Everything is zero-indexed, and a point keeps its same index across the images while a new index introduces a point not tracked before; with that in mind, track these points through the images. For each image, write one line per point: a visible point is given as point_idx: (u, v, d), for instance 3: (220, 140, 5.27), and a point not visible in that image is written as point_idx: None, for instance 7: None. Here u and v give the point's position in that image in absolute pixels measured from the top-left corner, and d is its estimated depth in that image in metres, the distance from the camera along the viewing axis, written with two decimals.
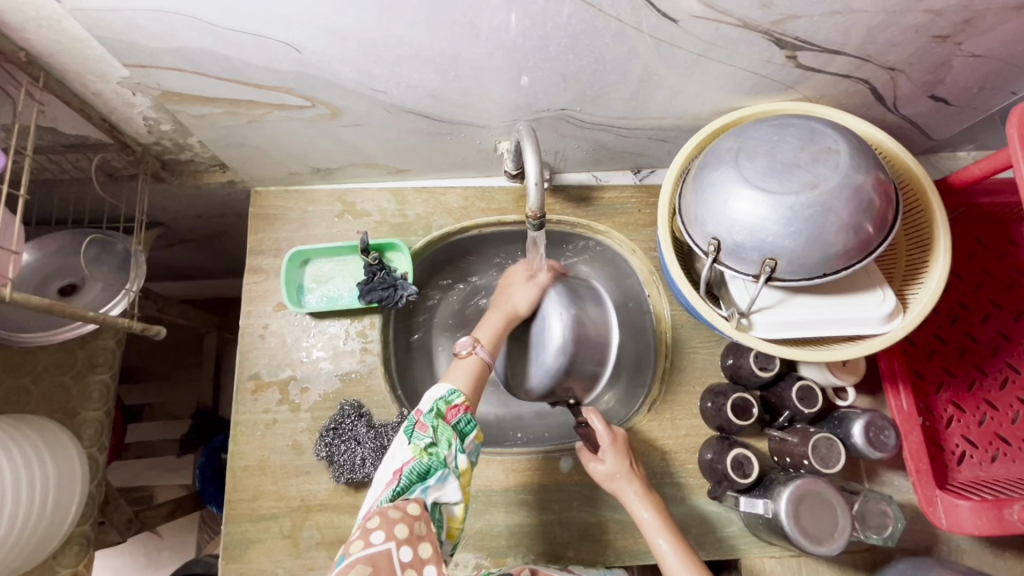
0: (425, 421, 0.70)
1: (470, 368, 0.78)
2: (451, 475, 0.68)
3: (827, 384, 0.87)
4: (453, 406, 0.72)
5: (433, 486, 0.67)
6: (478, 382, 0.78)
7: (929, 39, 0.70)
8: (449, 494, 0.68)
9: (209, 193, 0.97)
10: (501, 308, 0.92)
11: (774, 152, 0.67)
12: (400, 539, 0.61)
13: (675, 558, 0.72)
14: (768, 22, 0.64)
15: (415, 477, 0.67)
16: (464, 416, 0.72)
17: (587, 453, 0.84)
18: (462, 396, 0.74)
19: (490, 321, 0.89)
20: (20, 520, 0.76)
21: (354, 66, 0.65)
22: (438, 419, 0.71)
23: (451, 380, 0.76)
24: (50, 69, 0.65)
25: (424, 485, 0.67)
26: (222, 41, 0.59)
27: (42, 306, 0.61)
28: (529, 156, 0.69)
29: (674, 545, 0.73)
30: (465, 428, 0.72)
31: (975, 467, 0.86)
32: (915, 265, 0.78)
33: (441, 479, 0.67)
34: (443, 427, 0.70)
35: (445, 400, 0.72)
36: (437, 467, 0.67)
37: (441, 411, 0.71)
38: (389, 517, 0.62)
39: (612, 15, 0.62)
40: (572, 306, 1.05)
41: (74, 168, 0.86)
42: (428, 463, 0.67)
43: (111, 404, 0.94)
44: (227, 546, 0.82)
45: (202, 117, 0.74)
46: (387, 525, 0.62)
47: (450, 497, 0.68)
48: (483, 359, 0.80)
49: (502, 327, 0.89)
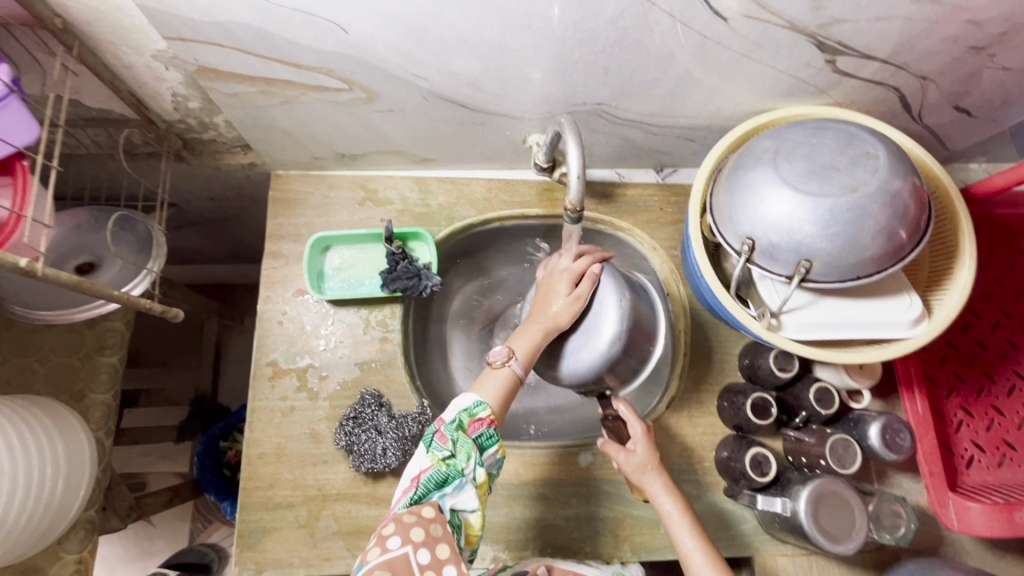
0: (446, 433, 0.67)
1: (500, 382, 0.72)
2: (468, 485, 0.66)
3: (843, 386, 0.88)
4: (476, 420, 0.68)
5: (451, 493, 0.65)
6: (506, 399, 0.72)
7: (965, 50, 0.71)
8: (466, 502, 0.66)
9: (227, 174, 0.95)
10: (537, 321, 0.77)
11: (813, 155, 0.67)
12: (416, 542, 0.60)
13: (700, 555, 0.71)
14: (815, 25, 0.65)
15: (433, 485, 0.65)
16: (486, 432, 0.68)
17: (614, 445, 0.80)
18: (487, 408, 0.69)
19: (526, 335, 0.76)
20: (29, 504, 0.74)
21: (399, 50, 0.64)
22: (459, 431, 0.67)
23: (479, 391, 0.72)
24: (84, 38, 0.63)
25: (441, 492, 0.65)
26: (270, 18, 0.58)
27: (69, 281, 0.60)
28: (571, 148, 0.69)
29: (699, 541, 0.72)
30: (486, 443, 0.69)
31: (983, 471, 0.88)
32: (939, 271, 0.79)
33: (459, 487, 0.65)
34: (462, 439, 0.67)
35: (468, 413, 0.68)
36: (455, 476, 0.65)
37: (464, 423, 0.68)
38: (405, 522, 0.61)
39: (666, 10, 0.62)
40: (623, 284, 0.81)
41: (92, 143, 0.84)
42: (446, 472, 0.65)
43: (119, 387, 0.91)
44: (241, 534, 0.81)
45: (235, 95, 0.72)
46: (403, 529, 0.60)
47: (466, 505, 0.67)
48: (517, 375, 0.73)
49: (540, 342, 0.76)
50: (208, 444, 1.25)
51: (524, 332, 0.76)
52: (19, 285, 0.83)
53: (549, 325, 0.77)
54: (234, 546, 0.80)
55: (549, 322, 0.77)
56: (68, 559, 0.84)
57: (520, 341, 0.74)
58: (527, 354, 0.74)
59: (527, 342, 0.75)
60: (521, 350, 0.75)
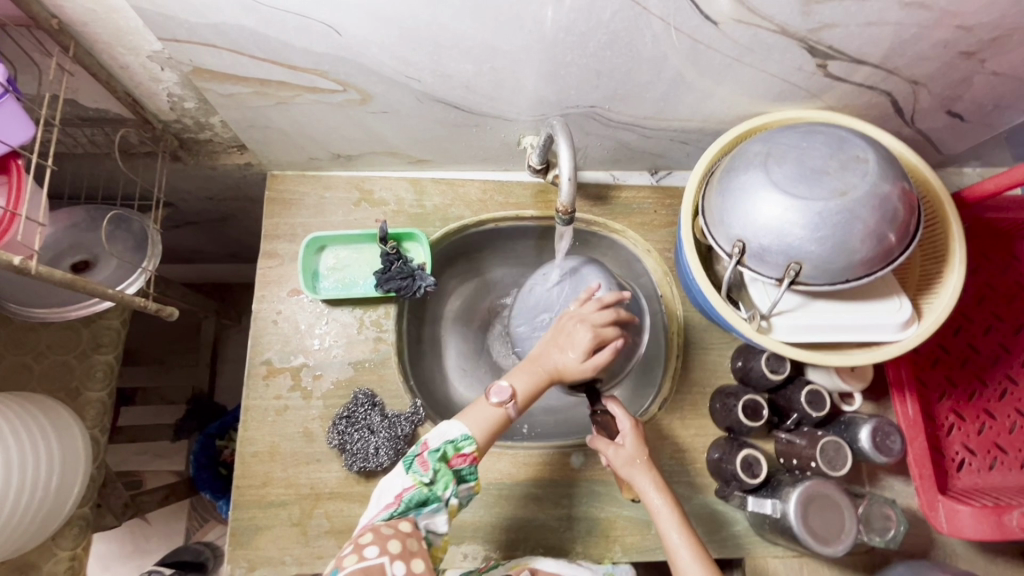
0: (428, 459, 0.67)
1: (492, 418, 0.71)
2: (443, 509, 0.68)
3: (834, 389, 0.89)
4: (459, 454, 0.68)
5: (426, 514, 0.67)
6: (494, 435, 0.72)
7: (955, 55, 0.72)
8: (439, 524, 0.67)
9: (224, 174, 0.96)
10: (541, 362, 0.76)
11: (803, 158, 0.67)
12: (393, 553, 0.61)
13: (687, 554, 0.72)
14: (805, 30, 0.66)
15: (411, 505, 0.66)
16: (467, 468, 0.69)
17: (602, 441, 0.80)
18: (474, 444, 0.69)
19: (531, 377, 0.74)
20: (23, 502, 0.75)
21: (392, 52, 0.65)
22: (442, 461, 0.68)
23: (467, 418, 0.71)
24: (79, 38, 0.64)
25: (418, 511, 0.67)
26: (264, 20, 0.58)
27: (64, 280, 0.60)
28: (563, 151, 0.69)
29: (687, 539, 0.73)
30: (466, 474, 0.70)
31: (973, 474, 0.88)
32: (930, 275, 0.80)
33: (435, 510, 0.67)
34: (444, 469, 0.68)
35: (454, 446, 0.68)
36: (433, 500, 0.67)
37: (447, 454, 0.68)
38: (383, 533, 0.62)
39: (657, 14, 0.62)
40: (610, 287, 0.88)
41: (89, 142, 0.84)
42: (425, 496, 0.66)
43: (114, 385, 0.92)
44: (234, 532, 0.81)
45: (230, 96, 0.73)
46: (381, 540, 0.61)
47: (438, 528, 0.68)
48: (509, 416, 0.72)
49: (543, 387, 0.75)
50: (204, 442, 1.25)
51: (526, 370, 0.75)
52: (17, 286, 0.82)
53: (552, 373, 0.75)
54: (227, 544, 0.81)
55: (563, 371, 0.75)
56: (61, 556, 0.84)
57: (521, 380, 0.73)
58: (525, 397, 0.73)
59: (528, 381, 0.73)
60: (521, 391, 0.73)
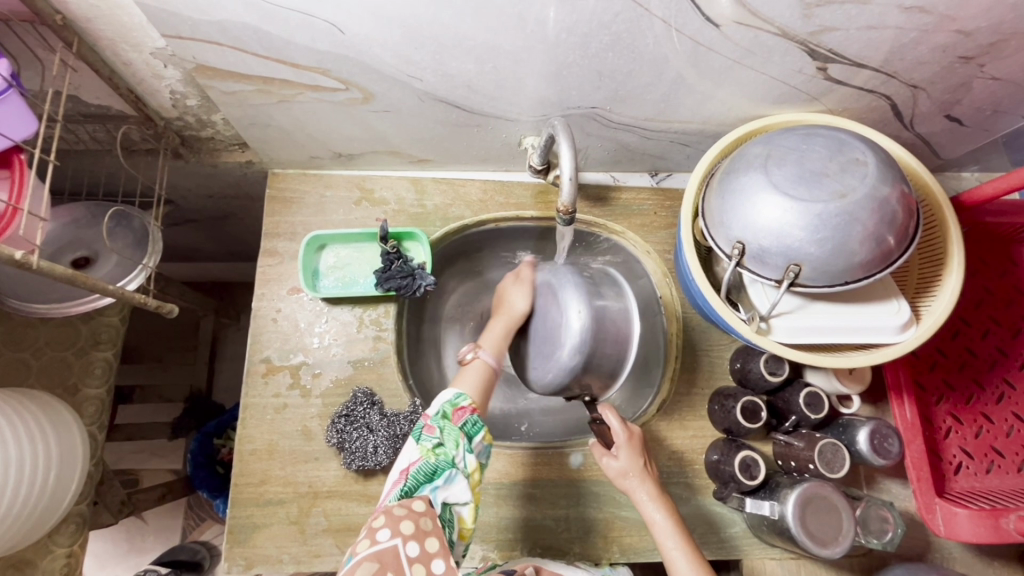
0: (432, 423, 0.70)
1: (478, 374, 0.77)
2: (458, 475, 0.68)
3: (833, 391, 0.89)
4: (459, 408, 0.71)
5: (442, 486, 0.66)
6: (485, 388, 0.77)
7: (954, 59, 0.72)
8: (457, 494, 0.67)
9: (225, 172, 0.96)
10: (501, 318, 0.85)
11: (803, 161, 0.68)
12: (405, 534, 0.60)
13: (684, 562, 0.72)
14: (806, 33, 0.66)
15: (423, 477, 0.66)
16: (471, 419, 0.70)
17: (599, 449, 0.81)
18: (468, 399, 0.73)
19: (490, 333, 0.84)
20: (20, 498, 0.74)
21: (395, 51, 0.65)
22: (445, 419, 0.70)
23: (460, 384, 0.75)
24: (83, 34, 0.64)
25: (432, 485, 0.66)
26: (267, 17, 0.59)
27: (65, 275, 0.60)
28: (564, 150, 0.69)
29: (686, 551, 0.73)
30: (473, 430, 0.71)
31: (970, 477, 0.89)
32: (928, 278, 0.80)
33: (449, 478, 0.67)
34: (450, 427, 0.69)
35: (451, 402, 0.71)
36: (445, 467, 0.67)
37: (448, 412, 0.70)
38: (394, 515, 0.61)
39: (659, 16, 0.63)
40: (590, 291, 0.80)
41: (91, 139, 0.84)
42: (435, 463, 0.67)
43: (113, 382, 0.92)
44: (232, 530, 0.81)
45: (232, 93, 0.73)
46: (392, 522, 0.61)
47: (458, 498, 0.67)
48: (490, 366, 0.79)
49: (506, 335, 0.84)
50: (202, 440, 1.25)
51: (489, 332, 0.84)
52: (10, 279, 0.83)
53: (512, 320, 0.84)
54: (224, 542, 0.81)
55: (512, 319, 0.85)
56: (58, 553, 0.84)
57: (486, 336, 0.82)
58: (496, 347, 0.82)
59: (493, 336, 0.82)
60: (489, 344, 0.82)
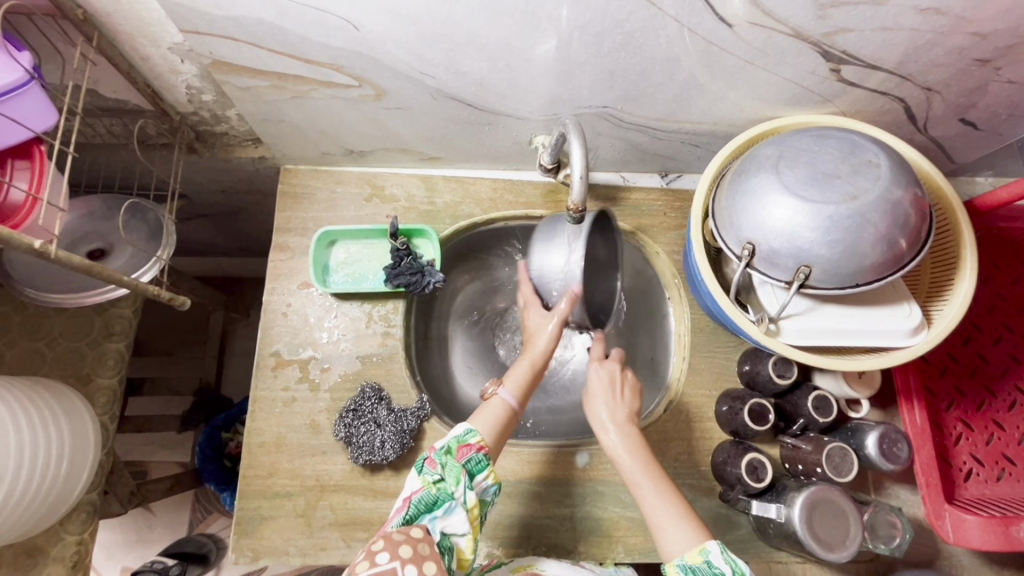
0: (435, 458, 0.68)
1: (496, 415, 0.74)
2: (457, 507, 0.66)
3: (841, 395, 0.88)
4: (465, 445, 0.69)
5: (440, 516, 0.65)
6: (501, 430, 0.74)
7: (970, 62, 0.72)
8: (456, 524, 0.65)
9: (238, 167, 0.97)
10: (525, 356, 0.81)
11: (814, 162, 0.68)
12: (404, 558, 0.56)
13: (650, 493, 0.70)
14: (820, 34, 0.66)
15: (424, 507, 0.64)
16: (475, 457, 0.68)
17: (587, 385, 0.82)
18: (478, 435, 0.71)
19: (514, 370, 0.79)
20: (32, 485, 0.75)
21: (408, 48, 0.66)
22: (448, 455, 0.68)
23: (475, 422, 0.74)
24: (103, 29, 0.65)
25: (431, 515, 0.65)
26: (283, 13, 0.59)
27: (82, 266, 0.61)
28: (575, 148, 0.70)
29: (650, 479, 0.71)
30: (476, 468, 0.68)
31: (981, 484, 0.88)
32: (940, 282, 0.80)
33: (448, 510, 0.65)
34: (451, 463, 0.68)
35: (457, 438, 0.70)
36: (445, 499, 0.65)
37: (453, 448, 0.69)
38: (394, 540, 0.58)
39: (672, 15, 0.63)
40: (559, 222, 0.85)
41: (107, 133, 0.85)
42: (436, 495, 0.65)
43: (125, 372, 0.92)
44: (239, 521, 0.82)
45: (247, 89, 0.73)
46: (392, 546, 0.58)
47: (456, 528, 0.66)
48: (514, 412, 0.76)
49: (531, 374, 0.79)
50: (210, 434, 1.26)
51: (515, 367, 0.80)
52: (37, 270, 0.87)
53: (536, 362, 0.80)
54: (231, 533, 0.81)
55: (538, 359, 0.80)
56: (68, 540, 0.85)
57: (510, 373, 0.78)
58: (518, 386, 0.78)
59: (517, 374, 0.78)
60: (512, 383, 0.78)
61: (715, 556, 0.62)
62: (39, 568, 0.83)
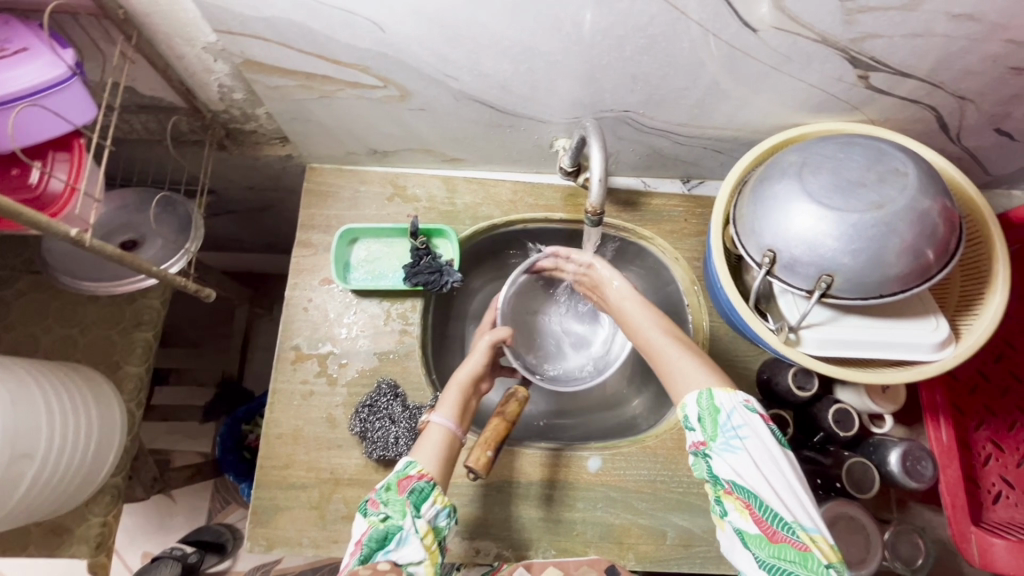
0: (377, 498, 0.67)
1: (438, 446, 0.73)
2: (410, 536, 0.64)
3: (864, 410, 0.86)
4: (405, 478, 0.68)
5: (393, 549, 0.63)
6: (445, 459, 0.72)
7: (1005, 70, 0.70)
8: (410, 554, 0.63)
9: (266, 165, 0.99)
10: (453, 383, 0.79)
11: (839, 170, 0.66)
12: None
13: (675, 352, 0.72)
14: (847, 40, 0.65)
15: (375, 543, 0.63)
16: (417, 486, 0.67)
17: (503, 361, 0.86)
18: (418, 466, 0.69)
19: (446, 396, 0.78)
20: (63, 465, 0.78)
21: (432, 49, 0.67)
22: (390, 492, 0.67)
23: (416, 454, 0.72)
24: (143, 29, 0.68)
25: (385, 550, 0.63)
26: (313, 13, 0.61)
27: (115, 255, 0.64)
28: (595, 150, 0.69)
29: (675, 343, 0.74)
30: (420, 498, 0.67)
31: (1010, 508, 0.85)
32: (971, 296, 0.77)
33: (400, 541, 0.63)
34: (394, 498, 0.66)
35: (396, 473, 0.69)
36: (395, 531, 0.64)
37: (394, 484, 0.68)
38: None
39: (695, 19, 0.62)
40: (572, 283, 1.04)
41: (144, 129, 0.89)
42: (384, 529, 0.64)
43: (152, 361, 0.95)
44: (255, 510, 0.83)
45: (277, 88, 0.75)
46: None
47: (412, 558, 0.63)
48: (451, 439, 0.74)
49: (464, 398, 0.78)
50: (230, 427, 1.28)
51: (447, 393, 0.78)
52: (78, 260, 0.93)
53: (464, 386, 0.79)
54: (248, 522, 0.83)
55: (466, 381, 0.79)
56: (93, 522, 0.87)
57: (442, 399, 0.77)
58: (454, 411, 0.76)
59: (448, 398, 0.77)
60: (447, 409, 0.76)
61: (690, 409, 0.65)
62: (65, 546, 0.86)
